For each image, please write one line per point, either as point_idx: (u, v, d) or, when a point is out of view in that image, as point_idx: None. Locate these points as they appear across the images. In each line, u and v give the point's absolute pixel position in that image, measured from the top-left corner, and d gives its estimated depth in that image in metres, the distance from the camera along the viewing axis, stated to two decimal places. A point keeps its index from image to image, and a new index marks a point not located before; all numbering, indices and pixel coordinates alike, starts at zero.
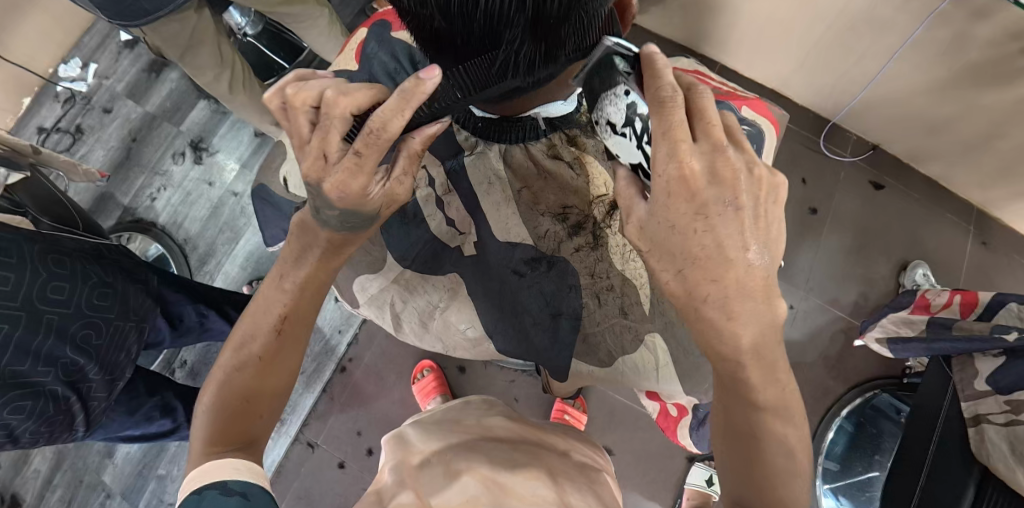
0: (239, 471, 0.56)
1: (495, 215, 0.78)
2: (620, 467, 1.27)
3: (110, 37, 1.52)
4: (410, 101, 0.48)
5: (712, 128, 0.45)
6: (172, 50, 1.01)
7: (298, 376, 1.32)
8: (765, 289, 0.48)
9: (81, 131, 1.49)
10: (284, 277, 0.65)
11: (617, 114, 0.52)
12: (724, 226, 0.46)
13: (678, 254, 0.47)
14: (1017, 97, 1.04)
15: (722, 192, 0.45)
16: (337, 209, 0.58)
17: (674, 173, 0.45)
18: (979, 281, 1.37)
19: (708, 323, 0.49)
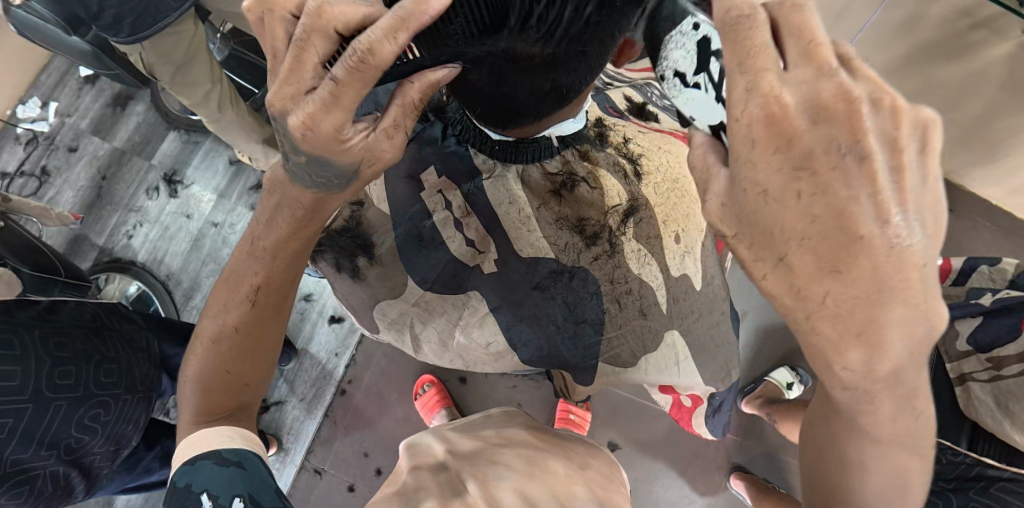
0: (231, 439, 0.61)
1: (516, 232, 0.78)
2: (629, 459, 1.29)
3: (69, 73, 1.48)
4: (410, 23, 0.41)
5: (814, 46, 0.37)
6: (165, 68, 1.01)
7: (297, 401, 1.30)
8: (918, 282, 0.37)
9: (47, 173, 1.44)
10: (256, 240, 0.62)
11: (685, 63, 0.46)
12: (843, 188, 0.36)
13: (778, 237, 0.38)
14: (969, 70, 1.10)
15: (834, 132, 0.36)
16: (304, 155, 0.52)
17: (760, 115, 0.37)
18: (948, 246, 1.44)
19: (831, 337, 0.40)
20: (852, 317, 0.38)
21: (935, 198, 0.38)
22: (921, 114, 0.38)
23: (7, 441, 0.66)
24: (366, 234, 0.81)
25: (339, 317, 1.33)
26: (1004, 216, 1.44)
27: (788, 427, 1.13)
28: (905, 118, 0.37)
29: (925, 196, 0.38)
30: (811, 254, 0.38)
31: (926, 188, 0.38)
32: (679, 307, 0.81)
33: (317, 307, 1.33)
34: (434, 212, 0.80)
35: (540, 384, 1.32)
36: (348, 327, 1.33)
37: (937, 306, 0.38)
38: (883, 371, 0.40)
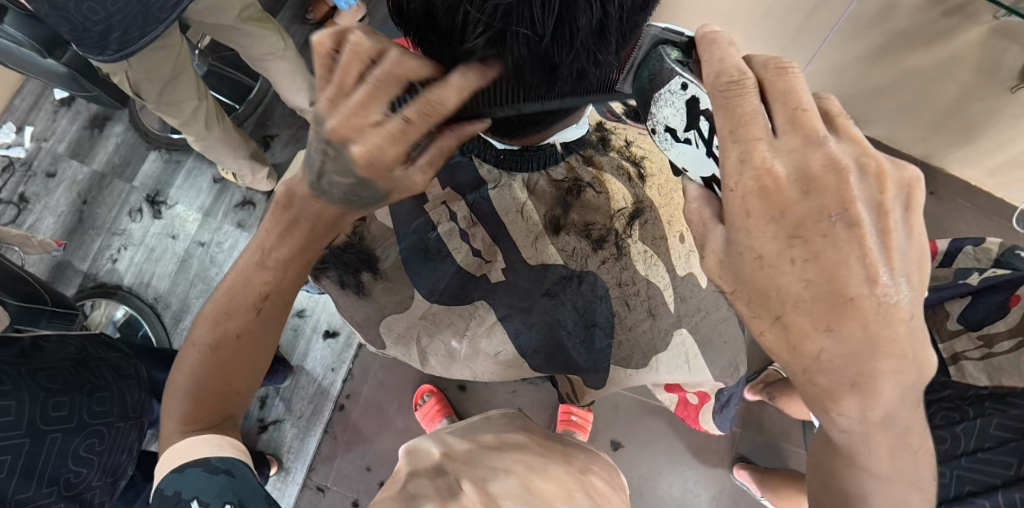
0: (222, 447, 0.59)
1: (523, 240, 0.78)
2: (633, 457, 1.29)
3: (44, 97, 1.45)
4: (473, 83, 0.48)
5: (804, 119, 0.43)
6: (152, 85, 1.00)
7: (297, 420, 1.28)
8: (907, 333, 0.42)
9: (26, 200, 1.40)
10: (267, 253, 0.60)
11: (676, 120, 0.51)
12: (833, 251, 0.41)
13: (773, 300, 0.43)
14: (942, 56, 1.13)
15: (826, 202, 0.41)
16: (351, 177, 0.51)
17: (755, 189, 0.42)
18: (931, 228, 1.48)
19: (828, 388, 0.44)
20: (845, 370, 0.43)
21: (917, 251, 0.44)
22: (905, 175, 0.44)
23: (7, 482, 0.63)
24: (369, 248, 0.79)
25: (334, 331, 1.32)
26: (984, 197, 1.48)
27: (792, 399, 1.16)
28: (889, 183, 0.43)
29: (909, 251, 0.44)
30: (807, 314, 0.42)
31: (911, 244, 0.44)
32: (685, 305, 0.80)
33: (311, 323, 1.31)
34: (438, 224, 0.79)
35: (540, 388, 1.32)
36: (344, 342, 1.32)
37: (923, 357, 0.44)
38: (876, 417, 0.45)
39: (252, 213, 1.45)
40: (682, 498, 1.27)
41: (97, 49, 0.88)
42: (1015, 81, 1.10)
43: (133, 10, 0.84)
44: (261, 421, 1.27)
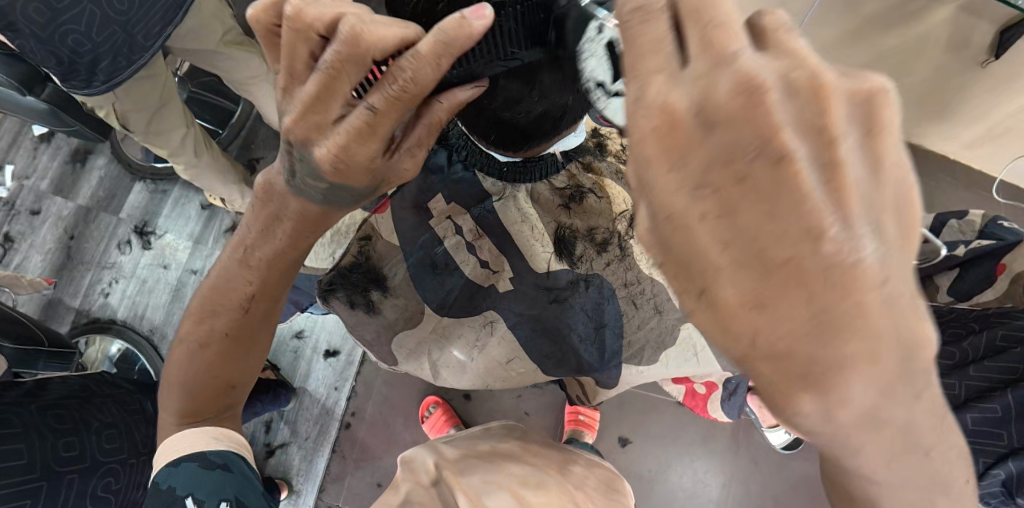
0: (217, 440, 0.63)
1: (529, 248, 0.79)
2: (642, 452, 1.30)
3: (22, 133, 1.43)
4: (453, 46, 0.40)
5: (715, 33, 0.31)
6: (139, 117, 1.00)
7: (303, 442, 1.27)
8: (869, 308, 0.30)
9: (11, 239, 1.38)
10: (251, 252, 0.59)
11: (603, 72, 0.50)
12: (758, 195, 0.30)
13: (695, 272, 0.33)
14: (912, 36, 1.18)
15: (736, 135, 0.30)
16: (324, 181, 0.50)
17: (651, 132, 0.32)
18: None
19: (774, 381, 0.33)
20: (793, 359, 0.32)
21: (892, 187, 0.31)
22: (859, 88, 0.31)
23: None
24: (377, 268, 0.80)
25: (334, 350, 1.31)
26: (960, 168, 1.56)
27: None
28: (834, 102, 0.30)
29: (874, 192, 0.31)
30: (732, 286, 0.32)
31: (879, 181, 0.31)
32: None
33: (311, 344, 1.31)
34: (445, 239, 0.79)
35: (545, 390, 1.33)
36: (345, 360, 1.31)
37: (909, 335, 0.31)
38: (848, 420, 0.33)
39: None
40: (693, 489, 1.28)
41: (84, 83, 0.87)
42: (984, 56, 1.14)
43: (119, 40, 0.85)
44: (267, 446, 1.26)
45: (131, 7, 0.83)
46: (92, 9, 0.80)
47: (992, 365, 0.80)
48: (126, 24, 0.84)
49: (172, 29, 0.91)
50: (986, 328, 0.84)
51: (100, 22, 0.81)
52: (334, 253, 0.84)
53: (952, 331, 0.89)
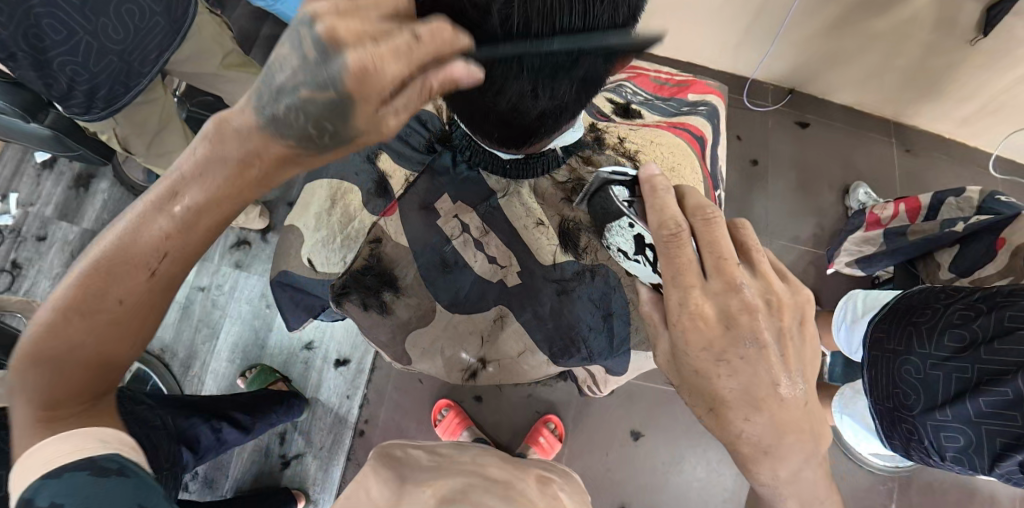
0: (106, 442, 0.52)
1: (535, 243, 0.81)
2: (655, 444, 1.30)
3: (25, 162, 1.45)
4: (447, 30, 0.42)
5: (722, 264, 0.50)
6: (141, 140, 1.02)
7: (317, 452, 1.27)
8: (802, 418, 0.52)
9: (19, 266, 1.40)
10: (177, 198, 0.50)
11: (630, 243, 0.62)
12: (748, 369, 0.51)
13: (705, 394, 0.52)
14: (902, 18, 1.20)
15: (739, 333, 0.50)
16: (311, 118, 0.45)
17: (690, 324, 0.51)
18: (913, 182, 1.57)
19: (749, 453, 0.53)
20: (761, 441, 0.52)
21: (810, 349, 0.55)
22: (798, 297, 0.54)
23: None
24: (389, 269, 0.79)
25: (344, 359, 1.32)
26: (955, 146, 1.58)
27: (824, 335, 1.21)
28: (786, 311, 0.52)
29: (804, 351, 0.54)
30: (731, 410, 0.52)
31: (805, 344, 0.54)
32: None
33: (321, 355, 1.32)
34: (453, 237, 0.80)
35: (555, 388, 1.33)
36: (355, 368, 1.32)
37: (816, 426, 0.53)
38: (784, 473, 0.53)
39: (249, 253, 1.38)
40: (708, 479, 1.29)
41: (83, 109, 0.88)
42: (973, 34, 1.18)
43: (115, 69, 0.86)
44: (283, 457, 1.26)
45: (126, 36, 0.84)
46: (89, 40, 0.80)
47: (1002, 346, 0.77)
48: (121, 52, 0.85)
49: (168, 55, 0.93)
50: (994, 309, 0.81)
51: (96, 52, 0.82)
52: (345, 257, 0.82)
53: (958, 312, 0.85)
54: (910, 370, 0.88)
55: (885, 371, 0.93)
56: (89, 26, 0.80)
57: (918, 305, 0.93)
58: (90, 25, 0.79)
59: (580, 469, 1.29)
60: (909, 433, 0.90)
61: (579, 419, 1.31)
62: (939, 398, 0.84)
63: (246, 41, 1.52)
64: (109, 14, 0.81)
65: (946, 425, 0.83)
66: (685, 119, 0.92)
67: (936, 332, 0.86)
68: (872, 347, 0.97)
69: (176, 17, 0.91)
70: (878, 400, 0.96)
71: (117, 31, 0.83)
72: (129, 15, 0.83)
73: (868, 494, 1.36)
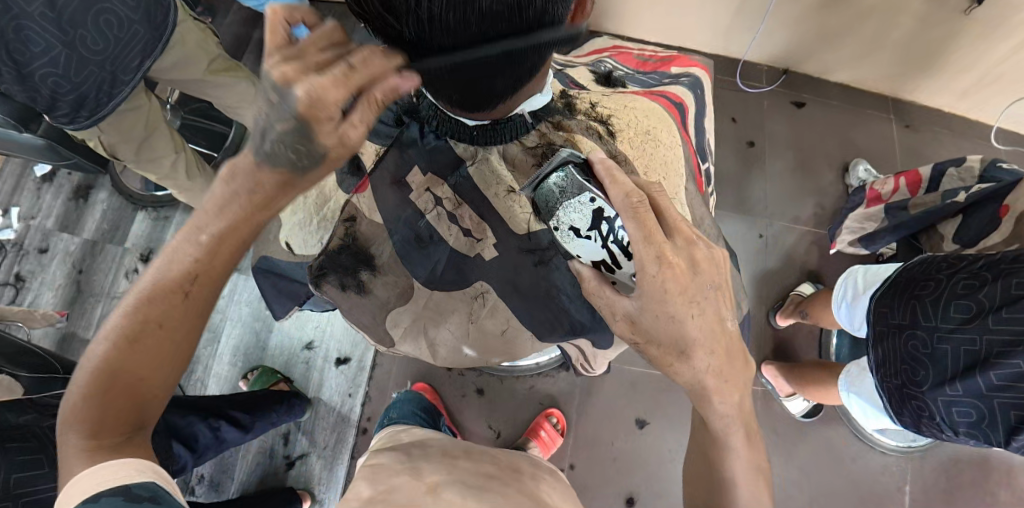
0: (143, 471, 0.51)
1: (510, 214, 0.77)
2: (661, 432, 1.29)
3: (25, 176, 1.47)
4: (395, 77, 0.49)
5: (673, 225, 0.57)
6: (128, 146, 1.03)
7: (322, 451, 1.26)
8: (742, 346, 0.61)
9: (22, 279, 1.41)
10: (200, 227, 0.52)
11: (583, 220, 0.59)
12: (710, 308, 0.57)
13: (675, 339, 0.57)
14: None
15: (704, 278, 0.57)
16: (289, 121, 0.48)
17: (663, 279, 0.55)
18: (913, 157, 1.55)
19: (714, 387, 0.60)
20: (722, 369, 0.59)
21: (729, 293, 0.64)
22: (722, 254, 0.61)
23: None
24: (365, 248, 0.80)
25: (345, 358, 1.32)
26: (954, 120, 1.56)
27: (826, 314, 1.19)
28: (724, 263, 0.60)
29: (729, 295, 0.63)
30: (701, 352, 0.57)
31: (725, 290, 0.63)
32: None
33: (322, 354, 1.32)
34: (427, 212, 0.79)
35: (557, 379, 1.32)
36: (356, 366, 1.32)
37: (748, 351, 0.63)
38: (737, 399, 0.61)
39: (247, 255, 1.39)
40: None
41: (68, 118, 0.90)
42: (966, 3, 1.16)
43: (98, 78, 0.86)
44: (287, 458, 1.26)
45: (106, 47, 0.84)
46: (68, 53, 0.81)
47: (1010, 315, 0.75)
48: (102, 63, 0.85)
49: (150, 63, 0.93)
50: (1000, 277, 0.78)
51: (76, 64, 0.82)
52: (323, 237, 0.83)
53: (962, 282, 0.83)
54: (917, 345, 0.87)
55: (892, 348, 0.91)
56: (67, 38, 0.80)
57: (920, 276, 0.90)
58: (68, 37, 0.80)
59: (585, 459, 1.28)
60: (919, 410, 0.88)
61: (583, 409, 1.30)
62: (948, 372, 0.82)
63: (237, 47, 1.53)
64: (87, 26, 0.80)
65: (957, 400, 0.81)
66: (667, 88, 0.91)
67: (941, 305, 0.84)
68: (877, 322, 0.95)
69: (157, 23, 0.90)
70: (886, 378, 0.94)
71: (96, 41, 0.82)
72: (108, 25, 0.82)
73: (882, 476, 1.33)
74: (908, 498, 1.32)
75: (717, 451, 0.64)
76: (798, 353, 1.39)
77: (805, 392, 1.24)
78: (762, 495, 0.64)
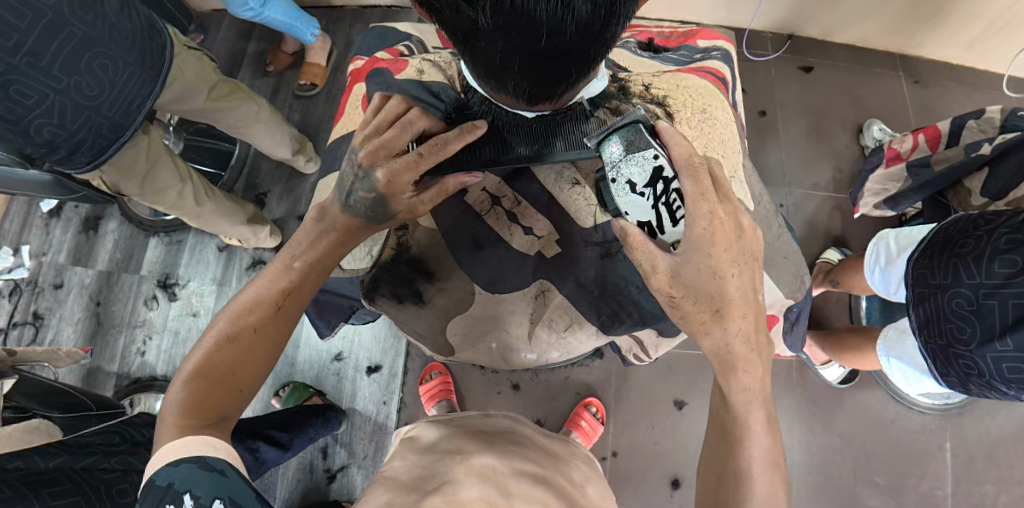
0: (218, 448, 0.56)
1: (575, 208, 0.76)
2: (699, 412, 1.28)
3: (32, 213, 1.45)
4: (464, 136, 0.63)
5: (725, 191, 0.58)
6: (131, 182, 1.02)
7: (361, 461, 1.26)
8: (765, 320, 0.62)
9: (40, 316, 1.39)
10: (296, 255, 0.66)
11: (639, 176, 0.60)
12: (745, 272, 0.59)
13: (711, 297, 0.58)
14: None
15: (746, 244, 0.59)
16: (373, 192, 0.64)
17: (701, 231, 0.56)
18: (926, 112, 1.53)
19: (743, 356, 0.61)
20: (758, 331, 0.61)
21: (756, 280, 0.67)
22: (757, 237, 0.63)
23: None
24: (421, 256, 0.81)
25: (376, 366, 1.31)
26: (963, 72, 1.54)
27: (856, 280, 1.18)
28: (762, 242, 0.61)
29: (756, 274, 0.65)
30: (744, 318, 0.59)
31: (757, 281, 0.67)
32: None
33: (352, 364, 1.31)
34: (485, 212, 0.79)
35: (591, 367, 1.31)
36: (388, 373, 1.31)
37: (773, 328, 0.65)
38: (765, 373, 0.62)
39: None
40: None
41: (71, 163, 0.90)
42: None
43: (96, 123, 0.86)
44: (328, 472, 1.25)
45: (101, 91, 0.84)
46: (63, 100, 0.81)
47: None
48: (97, 108, 0.85)
49: (151, 103, 0.93)
50: None
51: (71, 111, 0.83)
52: (371, 250, 0.79)
53: (1005, 237, 0.81)
54: (960, 303, 0.85)
55: (934, 308, 0.89)
56: (61, 86, 0.80)
57: (958, 234, 0.88)
58: (61, 85, 0.80)
59: (627, 446, 1.27)
60: (966, 369, 0.86)
61: (620, 395, 1.29)
62: (996, 327, 0.80)
63: (235, 62, 1.50)
64: (82, 71, 0.81)
65: (1006, 356, 0.79)
66: (702, 63, 0.88)
67: (984, 260, 0.82)
68: (915, 283, 0.93)
69: (153, 63, 0.91)
70: (929, 338, 0.92)
71: (91, 87, 0.83)
72: (102, 68, 0.83)
73: (922, 435, 1.32)
74: (950, 455, 1.31)
75: (739, 429, 0.63)
76: (829, 320, 1.38)
77: (842, 359, 1.22)
78: (777, 490, 0.61)
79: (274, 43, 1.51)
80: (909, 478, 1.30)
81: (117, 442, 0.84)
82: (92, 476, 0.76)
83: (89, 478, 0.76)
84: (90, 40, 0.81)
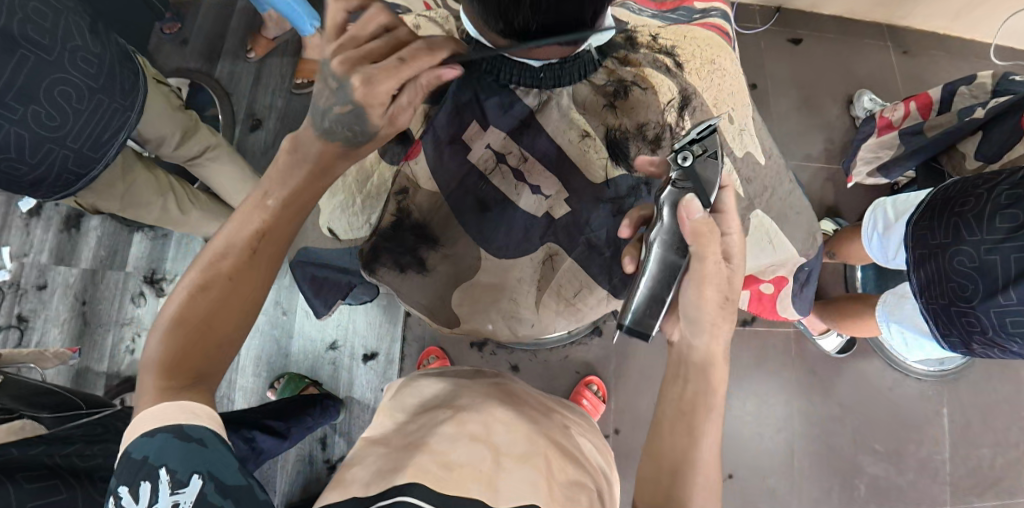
0: (196, 414, 0.48)
1: (585, 160, 0.81)
2: None
3: (10, 213, 1.40)
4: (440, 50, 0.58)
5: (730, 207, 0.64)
6: (108, 200, 0.99)
7: None
8: None
9: (25, 319, 1.35)
10: (268, 193, 0.57)
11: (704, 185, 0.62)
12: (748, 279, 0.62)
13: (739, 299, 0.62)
14: None
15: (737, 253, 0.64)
16: (349, 105, 0.56)
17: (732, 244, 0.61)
18: (915, 82, 1.53)
19: None
20: None
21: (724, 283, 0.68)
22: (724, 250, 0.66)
23: None
24: (423, 223, 0.83)
25: (372, 353, 1.29)
26: (949, 41, 1.55)
27: (852, 248, 1.18)
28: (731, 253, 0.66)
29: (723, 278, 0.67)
30: None
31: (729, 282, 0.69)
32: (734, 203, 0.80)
33: (347, 352, 1.29)
34: (490, 171, 0.82)
35: (591, 346, 1.30)
36: (385, 360, 1.29)
37: None
38: None
39: None
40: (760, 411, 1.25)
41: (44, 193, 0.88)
42: None
43: (60, 156, 0.82)
44: (328, 462, 1.24)
45: (63, 121, 0.80)
46: (19, 131, 0.76)
47: None
48: (60, 140, 0.81)
49: (122, 135, 0.89)
50: None
51: (31, 144, 0.78)
52: (369, 218, 0.83)
53: (1006, 192, 0.81)
54: (962, 260, 0.84)
55: (936, 269, 0.89)
56: (17, 116, 0.75)
57: (957, 194, 0.88)
58: (18, 115, 0.75)
59: (629, 423, 1.26)
60: (969, 326, 0.86)
61: (620, 372, 1.29)
62: (999, 282, 0.80)
63: (214, 49, 1.46)
64: (41, 100, 0.76)
65: (1009, 310, 0.79)
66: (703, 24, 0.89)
67: (985, 218, 0.82)
68: (915, 246, 0.93)
69: (125, 93, 0.87)
70: (931, 299, 0.92)
71: (52, 116, 0.78)
72: (65, 97, 0.79)
73: (920, 401, 1.34)
74: (947, 420, 1.33)
75: None
76: (825, 290, 1.38)
77: (840, 326, 1.22)
78: None
79: (254, 28, 1.47)
80: (908, 444, 1.32)
81: (100, 432, 0.83)
82: (73, 462, 0.73)
83: (70, 463, 0.73)
84: (48, 66, 0.76)
